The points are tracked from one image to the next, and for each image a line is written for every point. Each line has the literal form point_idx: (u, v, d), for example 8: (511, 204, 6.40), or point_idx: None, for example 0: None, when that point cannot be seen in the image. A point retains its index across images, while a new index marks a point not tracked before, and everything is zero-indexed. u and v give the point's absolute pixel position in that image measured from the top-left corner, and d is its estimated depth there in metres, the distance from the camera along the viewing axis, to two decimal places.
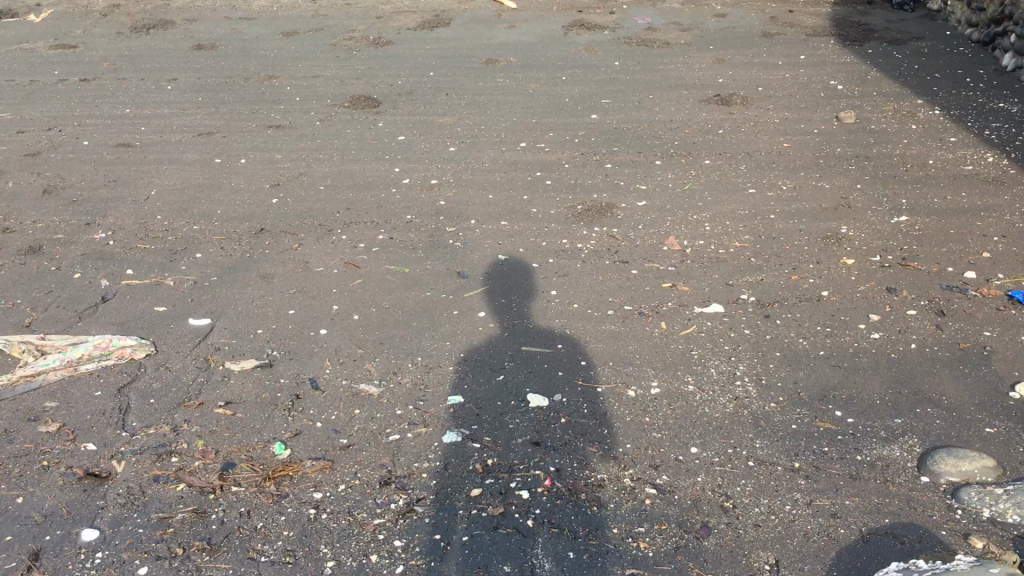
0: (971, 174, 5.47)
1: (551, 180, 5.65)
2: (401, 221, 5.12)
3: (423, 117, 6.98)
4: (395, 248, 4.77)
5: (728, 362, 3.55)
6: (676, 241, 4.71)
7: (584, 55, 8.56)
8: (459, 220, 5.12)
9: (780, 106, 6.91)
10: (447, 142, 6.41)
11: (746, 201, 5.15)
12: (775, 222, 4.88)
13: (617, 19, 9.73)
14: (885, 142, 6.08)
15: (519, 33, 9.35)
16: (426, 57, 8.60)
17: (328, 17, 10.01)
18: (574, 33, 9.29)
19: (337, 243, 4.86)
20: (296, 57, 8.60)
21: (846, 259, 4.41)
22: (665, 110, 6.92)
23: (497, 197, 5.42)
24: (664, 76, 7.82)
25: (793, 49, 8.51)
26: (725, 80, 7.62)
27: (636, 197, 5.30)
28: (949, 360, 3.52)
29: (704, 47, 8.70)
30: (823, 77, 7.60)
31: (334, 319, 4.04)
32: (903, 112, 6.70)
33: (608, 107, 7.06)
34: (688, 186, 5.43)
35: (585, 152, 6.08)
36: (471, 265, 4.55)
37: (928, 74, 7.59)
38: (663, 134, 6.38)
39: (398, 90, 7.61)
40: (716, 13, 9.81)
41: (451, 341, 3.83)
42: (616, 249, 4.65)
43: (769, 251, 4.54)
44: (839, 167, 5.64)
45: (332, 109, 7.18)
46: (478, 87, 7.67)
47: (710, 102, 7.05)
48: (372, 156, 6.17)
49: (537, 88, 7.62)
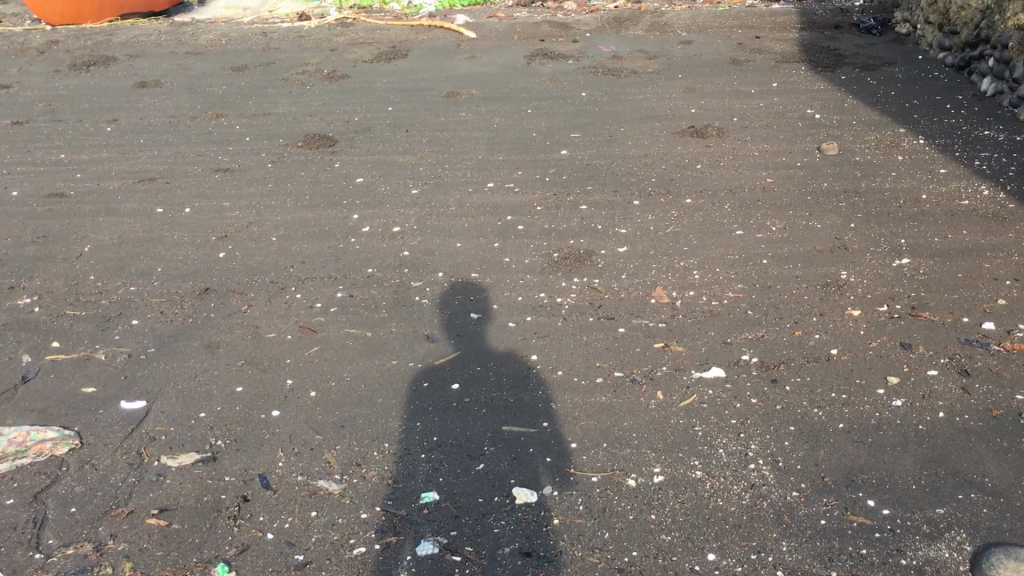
0: (968, 210, 5.12)
1: (522, 224, 5.23)
2: (361, 276, 4.67)
3: (382, 156, 6.55)
4: (355, 309, 4.32)
5: (737, 440, 3.14)
6: (664, 292, 4.31)
7: (550, 86, 8.18)
8: (424, 273, 4.67)
9: (759, 137, 6.58)
10: (409, 184, 5.97)
11: (734, 245, 4.77)
12: (769, 267, 4.50)
13: (581, 47, 9.38)
14: (874, 174, 5.73)
15: (480, 63, 8.95)
16: (383, 90, 8.17)
17: (279, 50, 9.55)
18: (538, 62, 8.91)
19: (291, 303, 4.39)
20: (246, 94, 8.13)
21: (852, 310, 4.03)
22: (639, 143, 6.55)
23: (465, 245, 4.99)
24: (634, 107, 7.46)
25: (765, 76, 8.21)
26: (698, 111, 7.29)
27: (617, 242, 4.90)
28: (984, 430, 3.14)
29: (674, 75, 8.37)
30: (799, 105, 7.29)
31: (288, 397, 3.58)
32: (888, 140, 6.37)
33: (578, 141, 6.68)
34: (672, 228, 5.04)
35: (557, 193, 5.68)
36: (440, 327, 4.11)
37: (907, 100, 7.28)
38: (639, 171, 6.00)
39: (354, 127, 7.17)
40: (682, 39, 9.50)
41: (421, 420, 3.38)
42: (599, 303, 4.24)
43: (766, 301, 4.15)
44: (829, 203, 5.29)
45: (284, 149, 6.72)
46: (439, 122, 7.25)
47: (685, 134, 6.71)
48: (328, 202, 5.71)
49: (501, 122, 7.22)
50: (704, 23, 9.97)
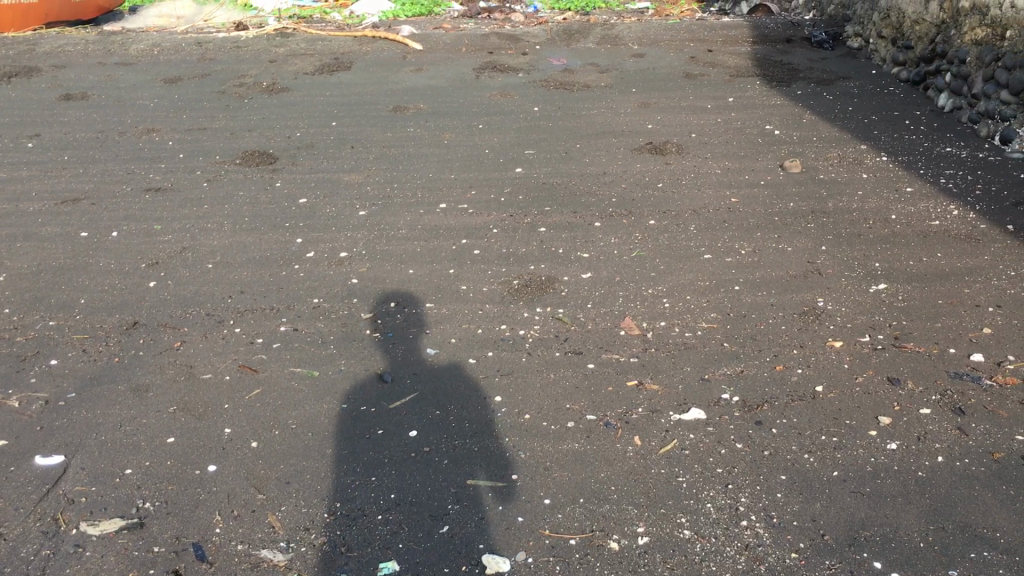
0: (940, 230, 4.94)
1: (479, 248, 4.92)
2: (306, 308, 4.32)
3: (326, 174, 6.19)
4: (300, 344, 3.97)
5: (726, 493, 2.89)
6: (633, 323, 4.04)
7: (501, 101, 7.90)
8: (376, 304, 4.34)
9: (718, 154, 6.37)
10: (356, 205, 5.63)
11: (703, 270, 4.53)
12: (742, 294, 4.26)
13: (530, 60, 9.12)
14: (840, 193, 5.55)
15: (427, 76, 8.64)
16: (326, 104, 7.81)
17: (214, 61, 9.12)
18: (487, 76, 8.63)
19: (229, 338, 4.03)
20: (180, 107, 7.71)
21: (834, 341, 3.80)
22: (596, 161, 6.31)
23: (418, 272, 4.67)
24: (588, 123, 7.22)
25: (720, 91, 8.04)
26: (655, 126, 7.07)
27: (580, 268, 4.62)
28: (988, 476, 2.93)
29: (627, 90, 8.16)
30: (758, 121, 7.12)
31: (227, 449, 3.23)
32: (850, 157, 6.21)
33: (533, 158, 6.40)
34: (638, 253, 4.79)
35: (514, 214, 5.39)
36: (394, 364, 3.79)
37: (866, 115, 7.15)
38: (598, 190, 5.74)
39: (296, 143, 6.80)
40: (634, 53, 9.30)
41: (377, 475, 3.06)
42: (565, 336, 3.95)
43: (742, 332, 3.91)
44: (798, 224, 5.08)
45: (221, 167, 6.33)
46: (386, 139, 6.92)
47: (644, 151, 6.48)
48: (269, 225, 5.35)
49: (451, 138, 6.91)
50: (655, 37, 9.80)
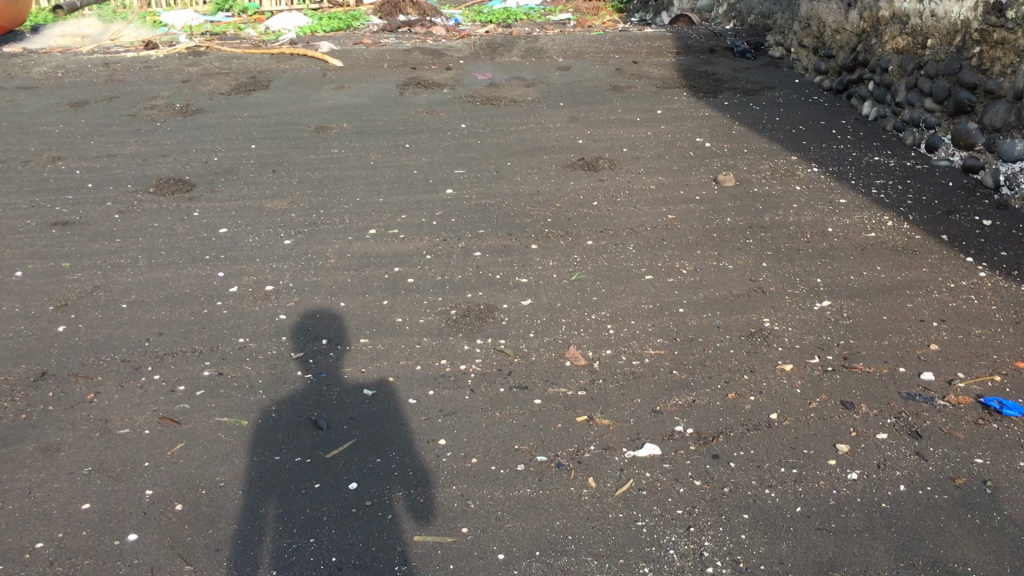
0: (877, 242, 4.91)
1: (412, 276, 4.73)
2: (232, 349, 4.07)
3: (247, 201, 5.92)
4: (226, 390, 3.73)
5: (688, 537, 2.77)
6: (578, 353, 3.89)
7: (427, 118, 7.71)
8: (306, 341, 4.11)
9: (651, 169, 6.29)
10: (280, 233, 5.38)
11: (645, 293, 4.42)
12: (686, 317, 4.15)
13: (455, 75, 8.95)
14: (775, 207, 5.50)
15: (349, 94, 8.40)
16: (244, 126, 7.51)
17: (124, 83, 8.74)
18: (410, 92, 8.42)
19: (148, 386, 3.76)
20: (87, 133, 7.34)
21: (784, 364, 3.70)
22: (527, 179, 6.17)
23: (350, 304, 4.45)
24: (518, 139, 7.08)
25: (647, 103, 7.99)
26: (585, 142, 6.97)
27: (519, 295, 4.47)
28: (951, 504, 2.85)
29: (554, 104, 8.05)
30: (687, 133, 7.07)
31: (149, 514, 2.99)
32: (782, 168, 6.19)
33: (463, 178, 6.23)
34: (577, 276, 4.65)
35: (447, 238, 5.21)
36: (328, 408, 3.57)
37: (793, 125, 7.15)
38: (532, 210, 5.60)
39: (213, 168, 6.51)
40: (559, 65, 9.20)
41: (316, 536, 2.85)
42: (508, 370, 3.78)
43: (690, 358, 3.79)
44: (736, 241, 5.00)
45: (134, 197, 6.01)
46: (309, 161, 6.67)
47: (575, 167, 6.36)
48: (188, 258, 5.08)
49: (377, 159, 6.69)
50: (580, 48, 9.72)
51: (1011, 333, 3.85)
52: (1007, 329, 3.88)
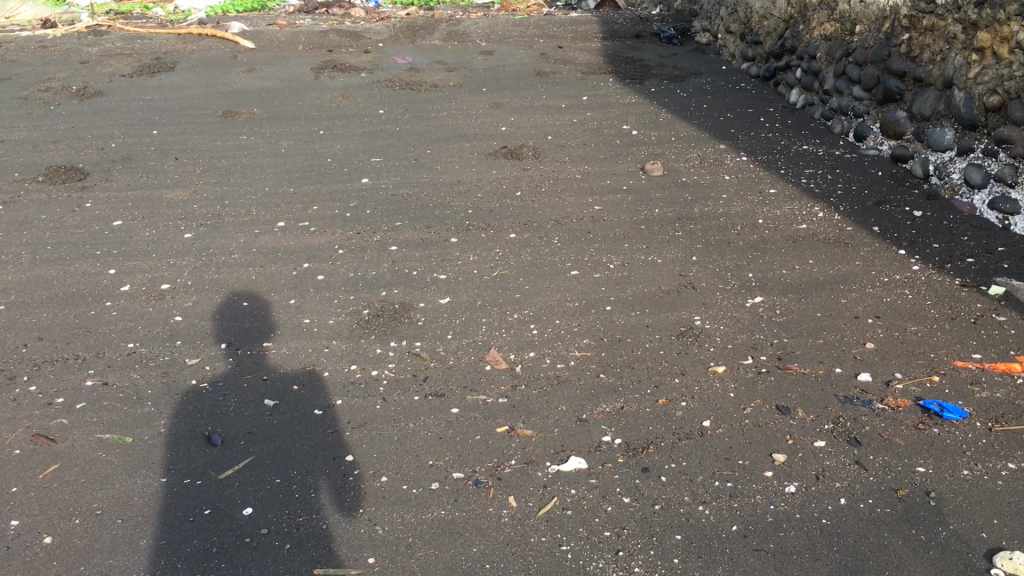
0: (809, 234, 4.76)
1: (322, 273, 4.40)
2: (120, 355, 3.70)
3: (145, 191, 5.51)
4: (110, 402, 3.36)
5: (617, 563, 2.53)
6: (499, 356, 3.63)
7: (343, 103, 7.35)
8: (203, 346, 3.76)
9: (576, 158, 6.06)
10: (180, 226, 4.99)
11: (570, 291, 4.18)
12: (613, 316, 3.93)
13: (373, 58, 8.58)
14: (704, 197, 5.32)
15: (260, 77, 7.98)
16: (146, 110, 7.05)
17: (17, 63, 8.17)
18: (327, 76, 8.05)
19: (21, 399, 3.38)
20: None
21: (715, 366, 3.50)
22: (448, 168, 5.88)
23: (253, 305, 4.11)
24: (438, 126, 6.79)
25: (572, 89, 7.76)
26: (508, 129, 6.70)
27: (437, 293, 4.18)
28: (895, 518, 2.67)
29: (477, 89, 7.76)
30: (614, 121, 6.86)
31: (12, 549, 2.63)
32: (710, 157, 6.01)
33: (380, 167, 5.91)
34: (499, 273, 4.39)
35: (361, 231, 4.90)
36: (225, 421, 3.24)
37: (721, 112, 7.00)
38: (452, 202, 5.32)
39: (110, 156, 6.06)
40: (482, 50, 8.91)
41: (204, 571, 2.54)
42: (424, 376, 3.50)
43: (618, 361, 3.56)
44: (665, 233, 4.80)
45: (20, 187, 5.55)
46: (215, 148, 6.26)
47: (498, 156, 6.09)
48: (77, 254, 4.66)
49: (289, 146, 6.33)
50: (503, 32, 9.44)
51: (948, 329, 3.72)
52: (943, 326, 3.75)
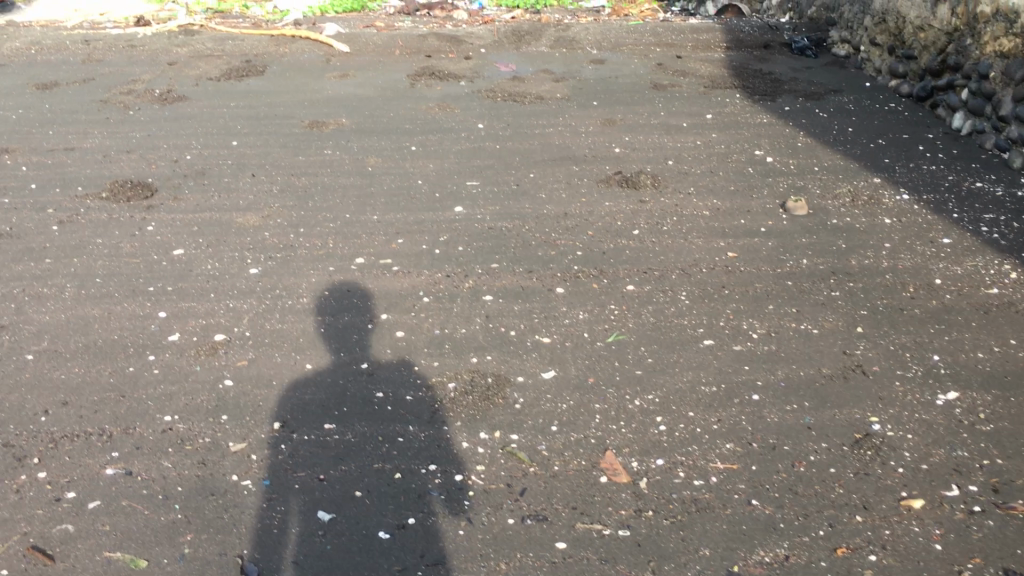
0: (1003, 301, 3.82)
1: (401, 328, 3.68)
2: (151, 431, 3.02)
3: (213, 213, 4.88)
4: (130, 503, 2.69)
5: None
6: (617, 463, 2.85)
7: (439, 115, 6.65)
8: (252, 423, 3.07)
9: (704, 189, 5.22)
10: (246, 259, 4.34)
11: (703, 370, 3.37)
12: (762, 412, 3.11)
13: (474, 66, 7.86)
14: (861, 245, 4.42)
15: (352, 84, 7.34)
16: (228, 118, 6.47)
17: (102, 63, 7.71)
18: (423, 84, 7.37)
19: (25, 491, 2.73)
20: (46, 121, 6.30)
21: (911, 498, 2.69)
22: (554, 198, 5.12)
23: (317, 367, 3.41)
24: (544, 145, 6.03)
25: (694, 106, 6.90)
26: (623, 152, 5.89)
27: (539, 365, 3.42)
28: None
29: (587, 103, 6.97)
30: (745, 145, 5.98)
31: None
32: (864, 193, 5.09)
33: (477, 194, 5.18)
34: (615, 339, 3.60)
35: (451, 275, 4.17)
36: (268, 544, 2.54)
37: (870, 137, 6.05)
38: (558, 240, 4.55)
39: (182, 170, 5.46)
40: (593, 58, 8.11)
41: None
42: (521, 488, 2.75)
43: (774, 483, 2.76)
44: (819, 293, 3.93)
45: (80, 203, 4.97)
46: (295, 163, 5.62)
47: (612, 185, 5.30)
48: (127, 288, 4.03)
49: (377, 163, 5.65)
50: (617, 40, 8.61)
51: None
52: None
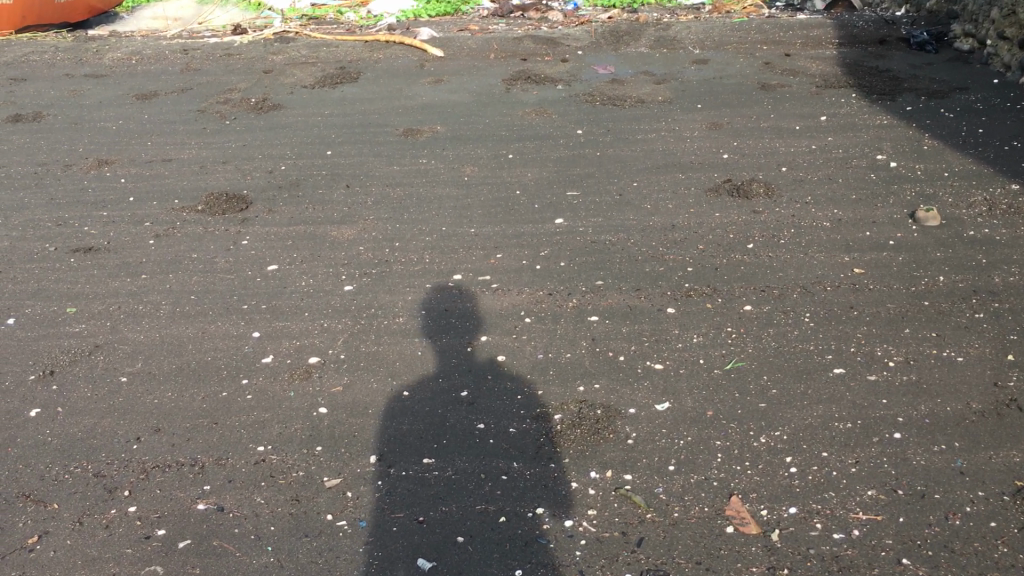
0: None
1: (502, 352, 3.48)
2: (244, 462, 2.87)
3: (309, 226, 4.76)
4: (221, 543, 2.53)
5: None
6: (745, 511, 2.59)
7: (536, 120, 6.43)
8: (348, 455, 2.90)
9: (822, 199, 4.89)
10: (342, 275, 4.19)
11: (835, 404, 3.07)
12: (907, 453, 2.81)
13: (571, 68, 7.63)
14: (1004, 260, 4.03)
15: (447, 89, 7.18)
16: (323, 126, 6.38)
17: (200, 72, 7.73)
18: (519, 88, 7.17)
19: (115, 526, 2.60)
20: (146, 133, 6.30)
21: None
22: (661, 208, 4.85)
23: (415, 394, 3.22)
24: (647, 151, 5.76)
25: (804, 109, 6.53)
26: (731, 159, 5.58)
27: (652, 394, 3.16)
28: None
29: (690, 106, 6.67)
30: (863, 152, 5.61)
31: None
32: (1001, 201, 4.68)
33: (578, 204, 4.94)
34: (734, 366, 3.32)
35: (554, 293, 3.95)
36: None
37: (1004, 139, 5.60)
38: (666, 255, 4.29)
39: (278, 181, 5.37)
40: (696, 59, 7.79)
41: None
42: (639, 537, 2.51)
43: (927, 538, 2.47)
44: (959, 317, 3.59)
45: (177, 216, 4.92)
46: (391, 173, 5.48)
47: (721, 194, 5.00)
48: (222, 306, 3.92)
49: (474, 172, 5.47)
50: (720, 38, 8.27)
51: None
52: None
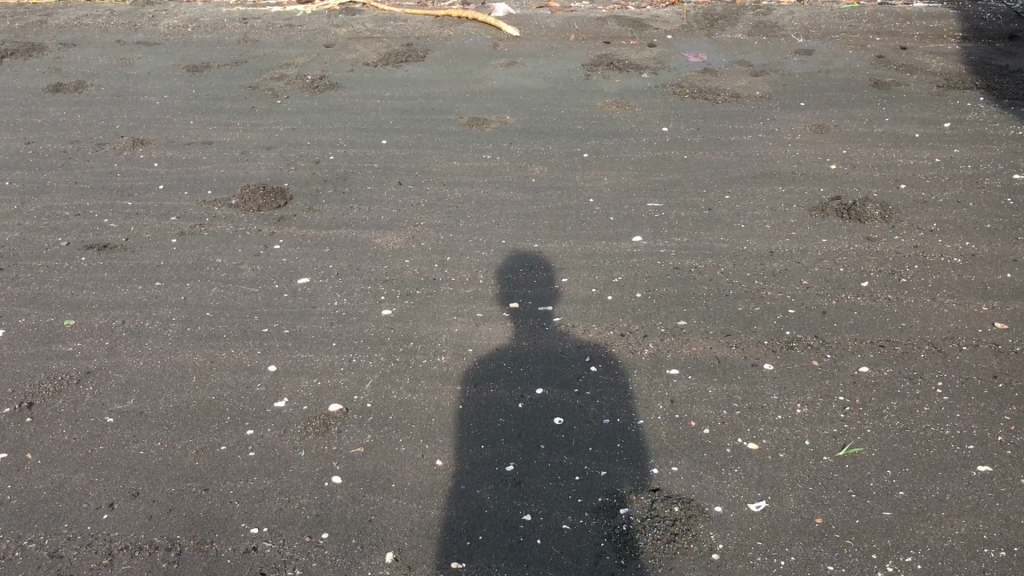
0: None
1: (559, 412, 2.86)
2: (231, 550, 2.33)
3: (350, 230, 4.20)
4: None
5: None
6: None
7: (617, 113, 5.76)
8: (357, 548, 2.33)
9: (949, 228, 4.15)
10: (381, 294, 3.62)
11: (983, 519, 2.39)
12: None
13: (659, 54, 6.92)
14: None
15: (521, 73, 6.54)
16: (382, 110, 5.81)
17: (258, 44, 7.23)
18: (600, 75, 6.50)
19: None
20: (190, 110, 5.81)
21: None
22: (757, 229, 4.16)
23: (450, 466, 2.63)
24: (742, 156, 5.05)
25: (923, 114, 5.74)
26: (840, 171, 4.85)
27: (745, 487, 2.51)
28: None
29: (791, 104, 5.93)
30: (996, 170, 4.83)
31: None
32: None
33: (660, 219, 4.28)
34: (849, 452, 2.65)
35: (627, 334, 3.32)
36: None
37: None
38: (762, 291, 3.61)
39: (324, 174, 4.82)
40: (799, 50, 7.00)
41: None
42: None
43: None
44: None
45: (207, 210, 4.41)
46: (450, 169, 4.89)
47: (828, 216, 4.29)
48: (239, 328, 3.38)
49: (544, 172, 4.84)
50: (827, 27, 7.45)
51: None
52: None
